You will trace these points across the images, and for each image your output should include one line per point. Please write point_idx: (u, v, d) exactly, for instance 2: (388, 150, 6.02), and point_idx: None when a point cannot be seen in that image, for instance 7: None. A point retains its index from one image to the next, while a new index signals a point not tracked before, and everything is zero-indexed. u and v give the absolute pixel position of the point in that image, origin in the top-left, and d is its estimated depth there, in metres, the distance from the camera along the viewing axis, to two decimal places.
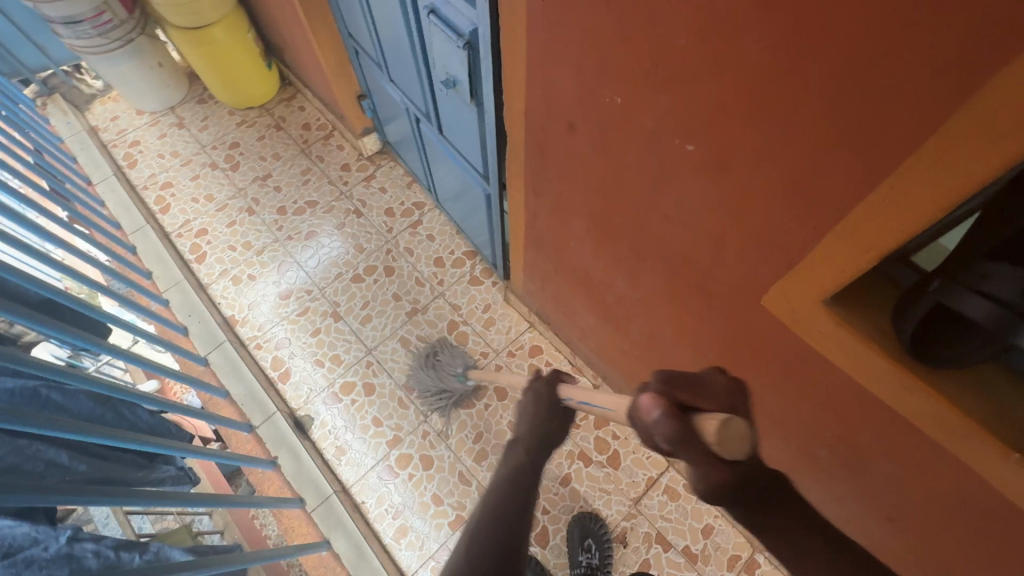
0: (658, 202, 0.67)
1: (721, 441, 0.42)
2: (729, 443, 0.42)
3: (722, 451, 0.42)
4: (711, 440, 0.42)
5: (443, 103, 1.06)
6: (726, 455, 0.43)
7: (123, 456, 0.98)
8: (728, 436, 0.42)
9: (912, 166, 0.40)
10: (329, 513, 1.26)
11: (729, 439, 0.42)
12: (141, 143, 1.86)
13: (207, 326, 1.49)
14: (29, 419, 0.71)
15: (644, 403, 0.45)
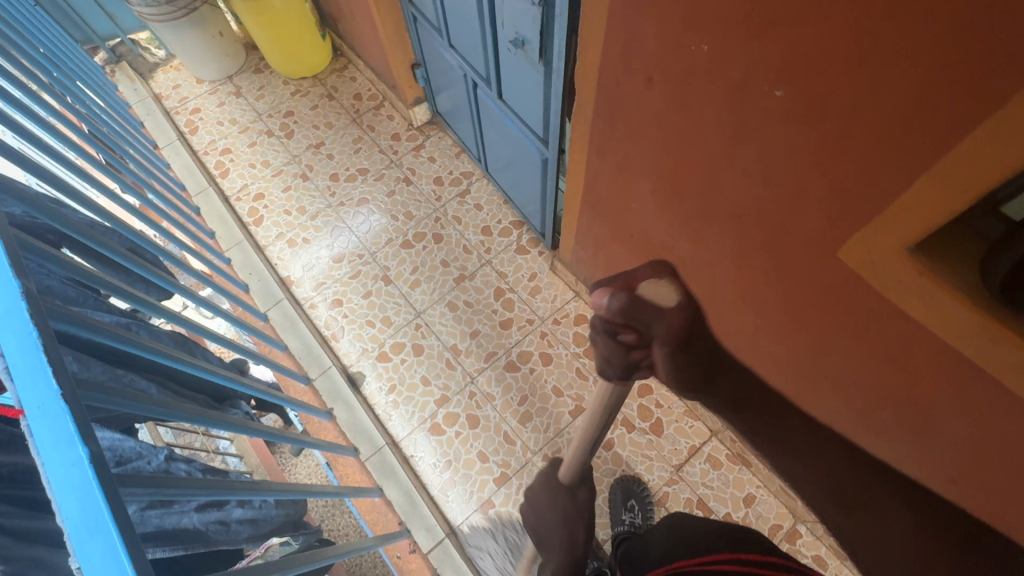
0: (735, 154, 0.68)
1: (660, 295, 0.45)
2: (661, 298, 0.45)
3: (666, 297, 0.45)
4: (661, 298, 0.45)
5: (506, 64, 1.07)
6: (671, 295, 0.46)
7: (198, 395, 1.04)
8: (660, 295, 0.45)
9: (1018, 107, 0.40)
10: (381, 463, 1.32)
11: (658, 295, 0.45)
12: (201, 110, 1.94)
13: (265, 284, 1.56)
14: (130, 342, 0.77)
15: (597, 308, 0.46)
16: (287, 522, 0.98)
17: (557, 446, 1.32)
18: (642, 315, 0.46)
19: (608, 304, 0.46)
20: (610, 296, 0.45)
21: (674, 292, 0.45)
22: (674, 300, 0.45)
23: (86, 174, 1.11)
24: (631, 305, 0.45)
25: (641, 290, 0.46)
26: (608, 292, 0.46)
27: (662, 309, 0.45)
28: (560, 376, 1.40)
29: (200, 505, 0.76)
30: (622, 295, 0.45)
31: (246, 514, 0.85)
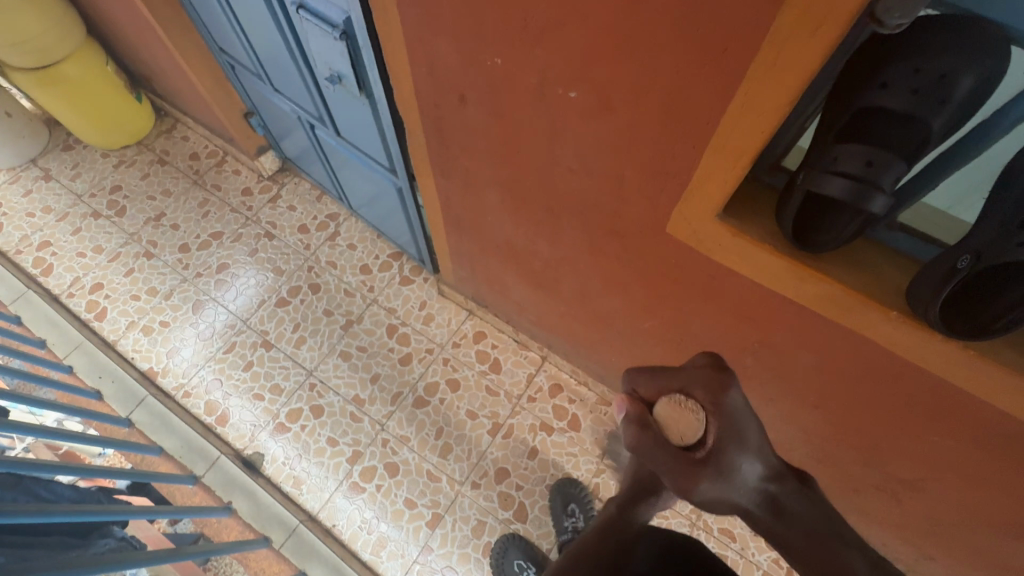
0: (558, 155, 0.70)
1: (669, 420, 0.47)
2: (672, 425, 0.46)
3: (675, 428, 0.46)
4: (671, 425, 0.46)
5: (332, 100, 1.03)
6: (682, 430, 0.46)
7: (49, 539, 0.87)
8: (669, 422, 0.46)
9: (755, 73, 0.44)
10: (299, 544, 1.21)
11: (673, 423, 0.46)
12: (3, 204, 1.67)
13: (123, 385, 1.37)
14: None
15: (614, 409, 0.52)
16: None
17: (483, 470, 1.29)
18: (649, 448, 0.47)
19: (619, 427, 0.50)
20: (627, 417, 0.49)
21: (689, 424, 0.45)
22: (688, 432, 0.45)
23: None
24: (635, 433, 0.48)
25: (661, 413, 0.47)
26: (625, 410, 0.50)
27: (671, 442, 0.46)
28: (471, 399, 1.37)
29: None
30: (632, 417, 0.49)
31: None
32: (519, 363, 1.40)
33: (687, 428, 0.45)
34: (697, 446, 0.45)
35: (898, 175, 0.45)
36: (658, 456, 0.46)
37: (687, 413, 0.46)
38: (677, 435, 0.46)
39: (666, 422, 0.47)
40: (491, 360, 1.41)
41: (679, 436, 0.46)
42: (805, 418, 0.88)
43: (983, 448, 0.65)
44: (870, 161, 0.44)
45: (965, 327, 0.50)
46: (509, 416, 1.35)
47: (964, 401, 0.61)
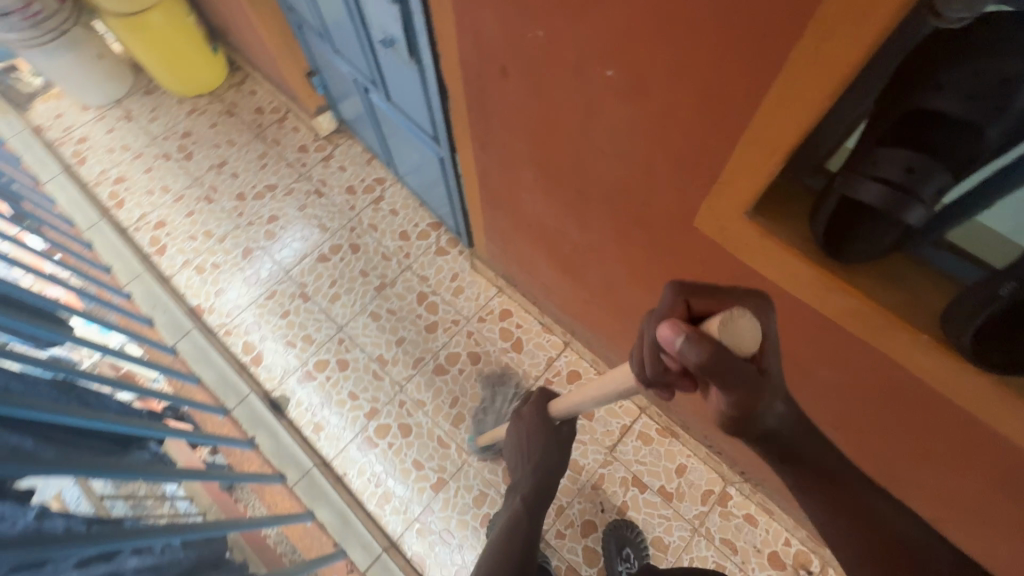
0: (591, 136, 0.69)
1: (741, 336, 0.44)
2: (740, 341, 0.44)
3: (744, 345, 0.44)
4: (741, 343, 0.44)
5: (385, 64, 1.05)
6: (747, 347, 0.44)
7: (95, 442, 0.96)
8: (738, 336, 0.44)
9: (798, 61, 0.42)
10: (311, 486, 1.28)
11: (742, 338, 0.44)
12: (88, 139, 1.81)
13: (173, 317, 1.48)
14: None
15: (664, 337, 0.45)
16: (202, 564, 0.90)
17: None
18: (720, 365, 0.44)
19: (682, 348, 0.44)
20: (694, 344, 0.43)
21: (752, 332, 0.44)
22: (752, 340, 0.44)
23: None
24: (708, 352, 0.43)
25: (724, 331, 0.44)
26: (688, 338, 0.44)
27: (739, 356, 0.44)
28: (489, 373, 1.39)
29: (80, 562, 0.70)
30: (703, 344, 0.43)
31: (145, 562, 0.79)
32: (541, 345, 1.41)
33: (754, 339, 0.44)
34: (754, 353, 0.45)
35: (941, 186, 0.42)
36: (731, 371, 0.44)
37: (751, 324, 0.44)
38: (743, 353, 0.44)
39: (737, 340, 0.44)
40: (513, 339, 1.42)
41: (744, 353, 0.44)
42: (822, 437, 0.84)
43: (1009, 495, 0.61)
44: (911, 167, 0.42)
45: (999, 359, 0.46)
46: (524, 395, 1.36)
47: (992, 440, 0.57)
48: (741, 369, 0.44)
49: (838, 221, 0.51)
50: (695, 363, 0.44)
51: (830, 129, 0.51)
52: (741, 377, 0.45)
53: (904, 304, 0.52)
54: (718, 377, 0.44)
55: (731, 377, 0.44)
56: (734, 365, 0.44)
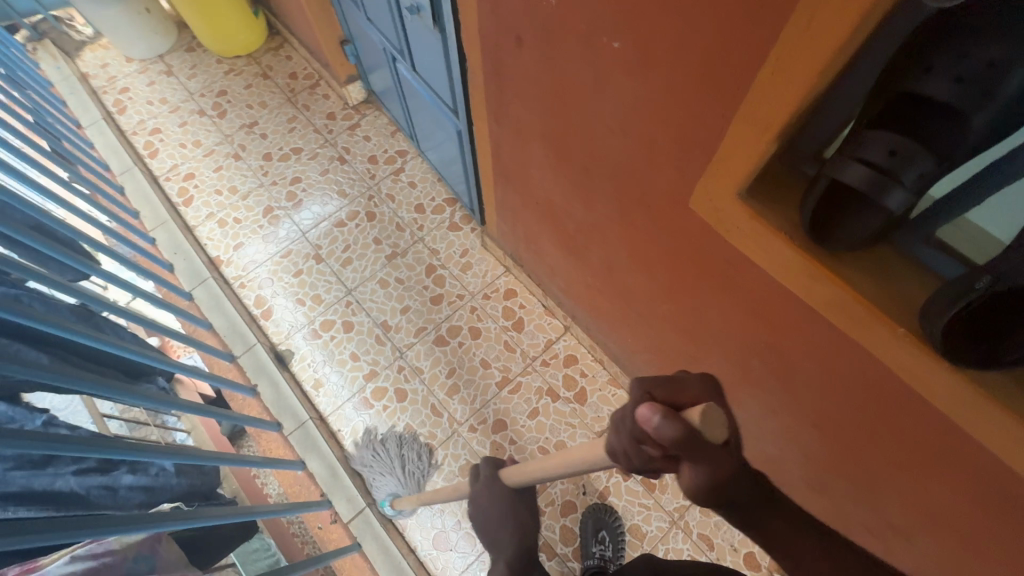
0: (597, 110, 0.70)
1: (716, 424, 0.39)
2: (714, 430, 0.40)
3: (719, 435, 0.40)
4: (717, 433, 0.40)
5: (412, 33, 1.07)
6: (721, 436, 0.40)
7: (107, 367, 1.01)
8: (712, 423, 0.39)
9: (791, 36, 0.42)
10: (305, 437, 1.32)
11: (716, 427, 0.39)
12: (130, 89, 1.88)
13: (192, 264, 1.54)
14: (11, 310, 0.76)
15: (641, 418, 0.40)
16: (193, 492, 0.95)
17: (483, 417, 1.35)
18: (695, 450, 0.39)
19: (658, 428, 0.39)
20: (670, 428, 0.39)
21: (726, 422, 0.40)
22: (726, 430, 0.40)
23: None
24: (683, 433, 0.39)
25: (700, 419, 0.39)
26: (663, 422, 0.39)
27: (713, 446, 0.40)
28: (488, 349, 1.42)
29: (80, 469, 0.75)
30: (679, 426, 0.39)
31: (139, 480, 0.83)
32: (542, 327, 1.43)
33: (726, 429, 0.40)
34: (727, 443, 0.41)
35: (924, 170, 0.42)
36: (704, 458, 0.39)
37: (724, 414, 0.41)
38: (717, 442, 0.40)
39: (712, 430, 0.39)
40: (515, 318, 1.44)
41: (718, 442, 0.40)
42: (804, 436, 0.84)
43: (976, 503, 0.60)
44: (894, 150, 0.42)
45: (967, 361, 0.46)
46: (519, 374, 1.38)
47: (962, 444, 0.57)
48: (713, 460, 0.40)
49: (826, 207, 0.51)
50: (671, 445, 0.39)
51: (826, 115, 0.51)
52: (717, 465, 0.40)
53: (887, 295, 0.52)
54: (691, 462, 0.40)
55: (702, 465, 0.39)
56: (707, 453, 0.40)
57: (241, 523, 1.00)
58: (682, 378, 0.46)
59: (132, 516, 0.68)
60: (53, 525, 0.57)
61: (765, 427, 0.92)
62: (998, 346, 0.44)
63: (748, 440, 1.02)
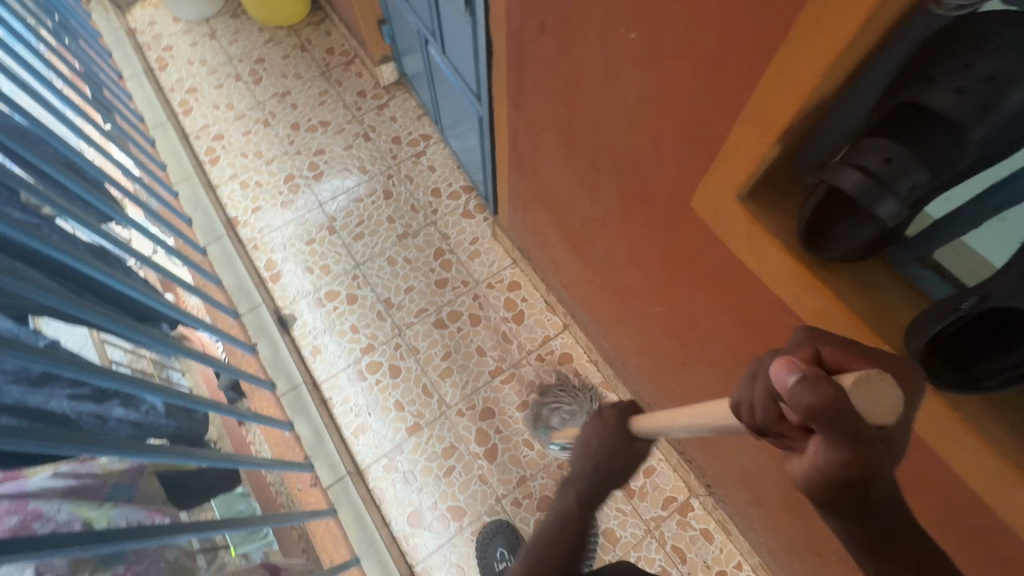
0: (610, 102, 0.71)
1: (870, 399, 0.32)
2: (872, 408, 0.32)
3: (874, 414, 0.32)
4: (872, 411, 0.32)
5: (444, 14, 1.09)
6: (877, 417, 0.32)
7: (117, 304, 1.05)
8: (877, 398, 0.32)
9: (799, 33, 0.42)
10: (296, 400, 1.35)
11: (873, 403, 0.32)
12: (173, 48, 1.94)
13: (209, 221, 1.59)
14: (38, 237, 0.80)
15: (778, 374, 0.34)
16: (179, 435, 0.97)
17: (472, 403, 1.35)
18: (843, 426, 0.32)
19: (795, 389, 0.33)
20: (810, 389, 0.32)
21: (887, 401, 0.32)
22: (886, 413, 0.32)
23: (42, 100, 1.17)
24: (833, 405, 0.32)
25: (852, 391, 0.32)
26: (805, 381, 0.33)
27: (865, 425, 0.32)
28: (486, 337, 1.42)
29: (74, 395, 0.78)
30: (825, 388, 0.32)
31: (128, 415, 0.85)
32: (541, 322, 1.43)
33: (892, 411, 0.33)
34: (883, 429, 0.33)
35: (918, 180, 0.42)
36: (853, 437, 0.32)
37: (895, 395, 0.33)
38: (872, 424, 0.32)
39: (867, 405, 0.32)
40: (516, 311, 1.45)
41: (873, 424, 0.32)
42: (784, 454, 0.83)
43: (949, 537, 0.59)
44: (890, 157, 0.41)
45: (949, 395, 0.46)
46: (514, 365, 1.39)
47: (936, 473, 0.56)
48: (867, 444, 0.32)
49: (828, 213, 0.50)
50: (805, 416, 0.32)
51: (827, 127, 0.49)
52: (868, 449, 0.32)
53: (882, 310, 0.51)
54: (824, 441, 0.33)
55: (844, 447, 0.32)
56: (858, 434, 0.32)
57: (224, 473, 1.03)
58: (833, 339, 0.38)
59: (116, 440, 0.70)
60: (43, 432, 0.60)
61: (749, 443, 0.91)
62: (983, 373, 0.43)
63: (731, 454, 1.01)
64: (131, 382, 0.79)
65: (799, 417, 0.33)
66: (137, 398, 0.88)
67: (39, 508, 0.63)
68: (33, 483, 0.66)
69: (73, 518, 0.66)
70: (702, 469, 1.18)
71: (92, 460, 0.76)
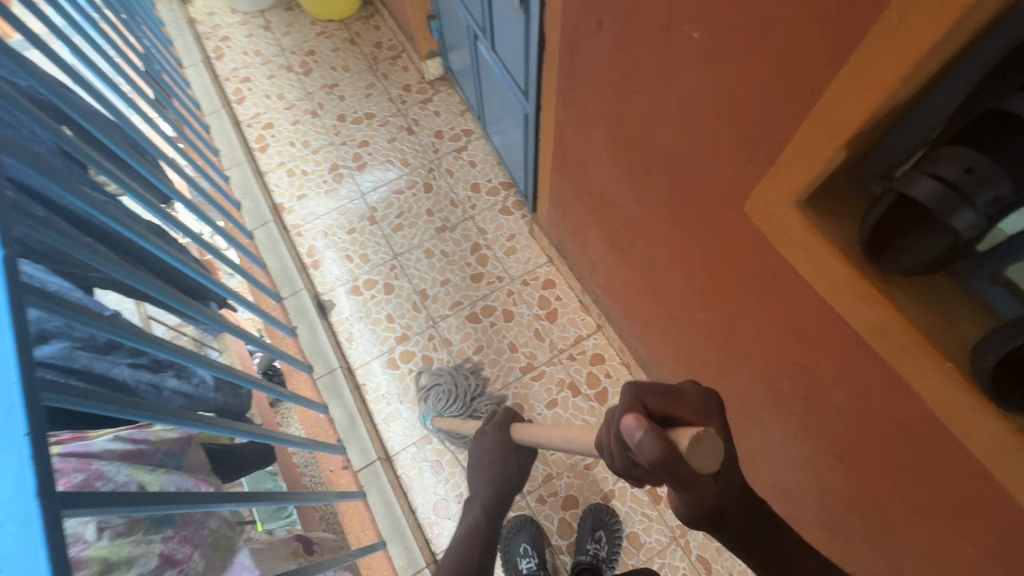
0: (667, 102, 0.71)
1: (704, 450, 0.39)
2: (704, 459, 0.39)
3: (707, 463, 0.39)
4: (706, 461, 0.39)
5: (497, 11, 1.10)
6: (710, 464, 0.39)
7: (172, 280, 1.10)
8: (702, 453, 0.39)
9: (880, 34, 0.42)
10: (331, 384, 1.37)
11: (704, 454, 0.39)
12: (230, 39, 2.02)
13: (257, 207, 1.63)
14: (109, 213, 0.85)
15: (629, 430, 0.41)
16: (224, 409, 1.01)
17: (502, 398, 1.37)
18: (677, 477, 0.39)
19: (641, 442, 0.40)
20: (649, 446, 0.39)
21: (714, 451, 0.39)
22: (714, 462, 0.39)
23: (113, 84, 1.23)
24: (669, 458, 0.39)
25: (686, 445, 0.39)
26: (645, 438, 0.40)
27: (697, 472, 0.39)
28: (518, 333, 1.43)
29: (133, 363, 0.82)
30: (659, 444, 0.39)
31: (181, 386, 0.90)
32: (574, 321, 1.43)
33: (721, 458, 0.40)
34: (716, 474, 0.40)
35: (1000, 193, 0.38)
36: (686, 483, 0.39)
37: (720, 445, 0.40)
38: (706, 471, 0.39)
39: (697, 456, 0.39)
40: (550, 309, 1.45)
41: (705, 470, 0.39)
42: (823, 470, 0.81)
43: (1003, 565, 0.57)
44: (971, 167, 0.39)
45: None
46: (545, 363, 1.39)
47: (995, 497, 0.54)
48: (698, 489, 0.39)
49: (893, 224, 0.47)
50: (652, 468, 0.39)
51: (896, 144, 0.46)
52: (702, 491, 0.39)
53: (947, 326, 0.49)
54: (674, 489, 0.40)
55: (686, 492, 0.39)
56: (690, 482, 0.39)
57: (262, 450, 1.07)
58: (686, 388, 0.47)
59: (170, 409, 0.73)
60: (111, 396, 0.63)
61: (786, 456, 0.89)
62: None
63: (765, 466, 0.99)
64: (188, 355, 0.83)
65: (649, 468, 0.40)
66: (188, 370, 0.93)
67: (101, 468, 0.68)
68: (97, 445, 0.71)
69: (130, 480, 0.70)
70: None
71: (148, 427, 0.80)
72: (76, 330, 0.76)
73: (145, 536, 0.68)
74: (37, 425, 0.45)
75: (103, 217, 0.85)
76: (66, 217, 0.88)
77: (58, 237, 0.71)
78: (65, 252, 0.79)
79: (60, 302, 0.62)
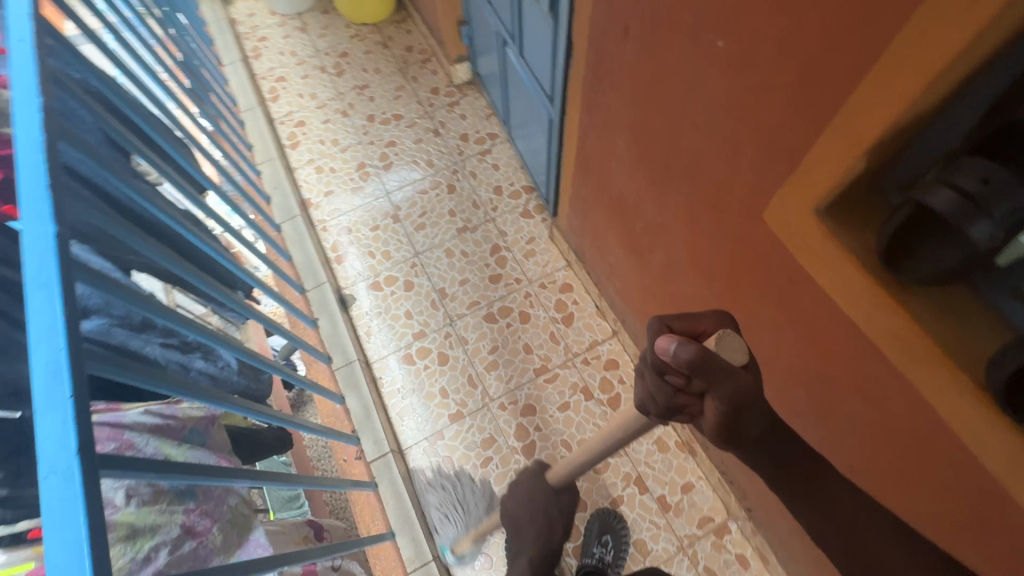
0: (690, 108, 0.72)
1: (723, 346, 0.51)
2: (729, 352, 0.51)
3: (730, 355, 0.51)
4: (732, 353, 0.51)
5: (527, 17, 1.12)
6: (736, 358, 0.51)
7: (204, 266, 1.15)
8: (727, 348, 0.51)
9: (899, 47, 0.43)
10: (349, 375, 1.41)
11: (728, 349, 0.51)
12: (268, 39, 2.09)
13: (286, 201, 1.68)
14: (151, 199, 0.89)
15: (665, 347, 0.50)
16: (247, 393, 1.04)
17: (515, 398, 1.38)
18: (712, 371, 0.49)
19: (676, 352, 0.49)
20: (686, 353, 0.48)
21: (734, 346, 0.51)
22: (737, 354, 0.51)
23: (159, 78, 1.29)
24: (703, 357, 0.48)
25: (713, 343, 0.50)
26: (681, 346, 0.49)
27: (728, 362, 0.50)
28: (534, 335, 1.44)
29: (165, 343, 0.87)
30: (693, 347, 0.48)
31: (207, 368, 0.93)
32: (590, 326, 1.44)
33: (745, 353, 0.52)
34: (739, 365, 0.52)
35: (1018, 205, 0.38)
36: (722, 378, 0.48)
37: (739, 341, 0.52)
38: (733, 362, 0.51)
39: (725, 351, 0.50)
40: (566, 312, 1.46)
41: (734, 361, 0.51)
42: None
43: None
44: (987, 178, 0.39)
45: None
46: (559, 365, 1.40)
47: (1008, 514, 0.53)
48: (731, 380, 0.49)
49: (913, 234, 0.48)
50: (690, 368, 0.49)
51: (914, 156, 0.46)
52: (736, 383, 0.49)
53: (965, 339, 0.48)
54: (714, 387, 0.49)
55: (724, 387, 0.48)
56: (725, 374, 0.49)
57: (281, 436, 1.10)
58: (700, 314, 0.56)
59: (197, 387, 0.76)
60: (145, 369, 0.66)
61: None
62: None
63: None
64: (218, 338, 0.86)
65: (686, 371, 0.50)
66: (215, 353, 0.97)
67: (132, 438, 0.72)
68: (129, 417, 0.75)
69: (157, 451, 0.73)
70: (743, 492, 1.15)
71: (175, 404, 0.83)
72: (115, 308, 0.80)
73: (169, 507, 0.72)
74: (81, 389, 0.48)
75: (145, 203, 0.90)
76: (109, 201, 0.93)
77: (106, 216, 0.75)
78: (108, 233, 0.83)
79: (105, 279, 0.65)
